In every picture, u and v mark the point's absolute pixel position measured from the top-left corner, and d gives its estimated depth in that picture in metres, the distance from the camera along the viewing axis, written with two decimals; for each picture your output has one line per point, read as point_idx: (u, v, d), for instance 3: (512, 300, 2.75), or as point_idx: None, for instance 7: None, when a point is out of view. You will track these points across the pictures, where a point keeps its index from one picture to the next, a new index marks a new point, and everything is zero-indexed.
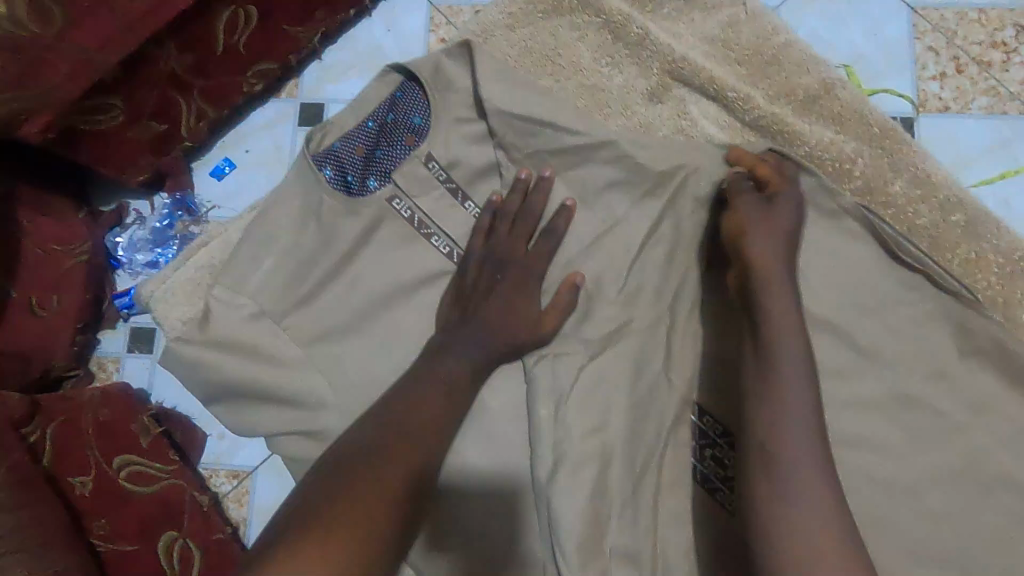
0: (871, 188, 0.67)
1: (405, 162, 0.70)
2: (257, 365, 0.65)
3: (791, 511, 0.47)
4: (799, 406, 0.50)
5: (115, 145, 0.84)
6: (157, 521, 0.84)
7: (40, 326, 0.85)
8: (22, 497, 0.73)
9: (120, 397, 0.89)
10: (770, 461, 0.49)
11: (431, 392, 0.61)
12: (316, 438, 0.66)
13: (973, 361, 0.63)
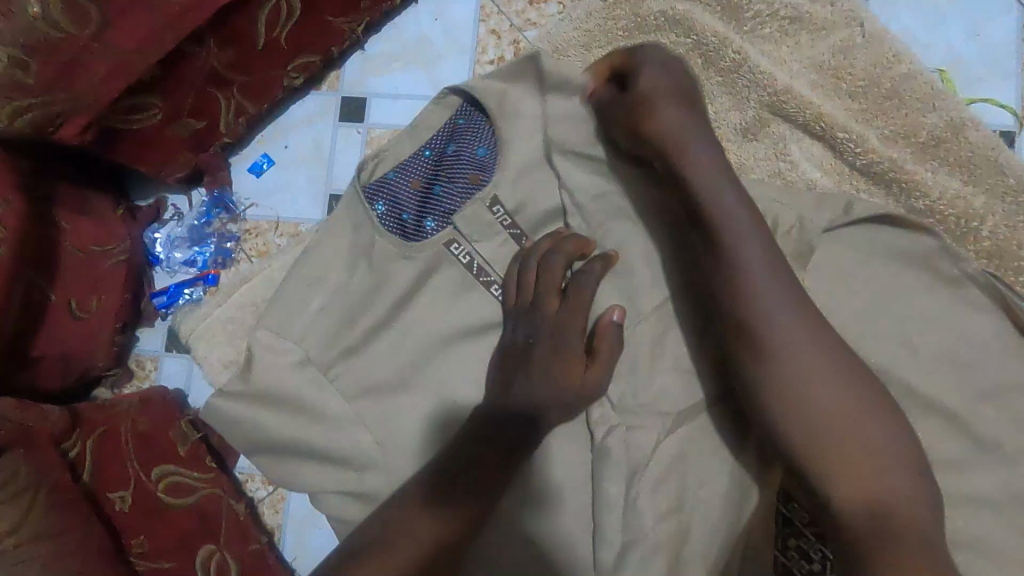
0: (1001, 251, 0.58)
1: (466, 206, 0.63)
2: (302, 420, 0.61)
3: (783, 376, 0.48)
4: (755, 266, 0.51)
5: (154, 143, 0.79)
6: (195, 535, 0.80)
7: (81, 330, 0.82)
8: (63, 522, 0.69)
9: (156, 404, 0.86)
10: (750, 335, 0.50)
11: (484, 467, 0.55)
12: (360, 498, 0.61)
13: None
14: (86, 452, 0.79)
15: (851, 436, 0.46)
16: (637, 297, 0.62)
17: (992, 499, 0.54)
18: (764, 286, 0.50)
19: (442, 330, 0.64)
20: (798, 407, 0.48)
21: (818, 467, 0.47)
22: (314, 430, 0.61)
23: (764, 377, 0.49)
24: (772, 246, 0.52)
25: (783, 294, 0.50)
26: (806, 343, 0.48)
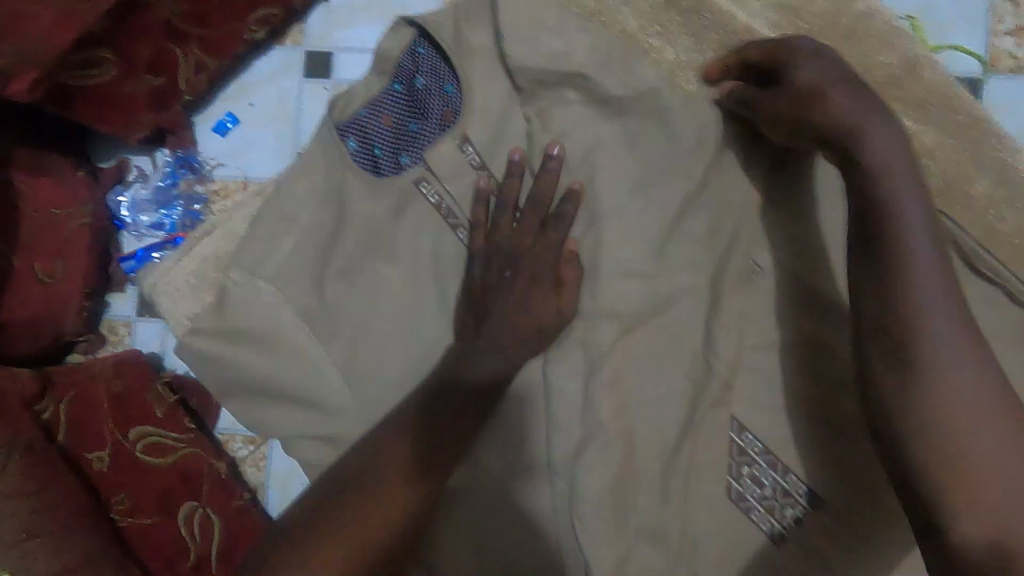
0: (951, 187, 0.59)
1: (439, 141, 0.61)
2: (265, 365, 0.61)
3: (929, 380, 0.42)
4: (925, 269, 0.44)
5: (110, 101, 0.77)
6: (177, 493, 0.81)
7: (50, 295, 0.81)
8: (38, 477, 0.70)
9: (132, 366, 0.86)
10: (902, 342, 0.44)
11: (445, 417, 0.56)
12: (332, 443, 0.62)
13: None
14: (60, 415, 0.80)
15: (990, 458, 0.40)
16: (597, 239, 0.60)
17: None
18: (924, 288, 0.44)
19: (402, 278, 0.62)
20: (934, 413, 0.42)
21: (941, 488, 0.41)
22: (280, 371, 0.61)
23: (905, 376, 0.43)
24: (942, 254, 0.46)
25: (944, 301, 0.44)
26: (967, 363, 0.42)
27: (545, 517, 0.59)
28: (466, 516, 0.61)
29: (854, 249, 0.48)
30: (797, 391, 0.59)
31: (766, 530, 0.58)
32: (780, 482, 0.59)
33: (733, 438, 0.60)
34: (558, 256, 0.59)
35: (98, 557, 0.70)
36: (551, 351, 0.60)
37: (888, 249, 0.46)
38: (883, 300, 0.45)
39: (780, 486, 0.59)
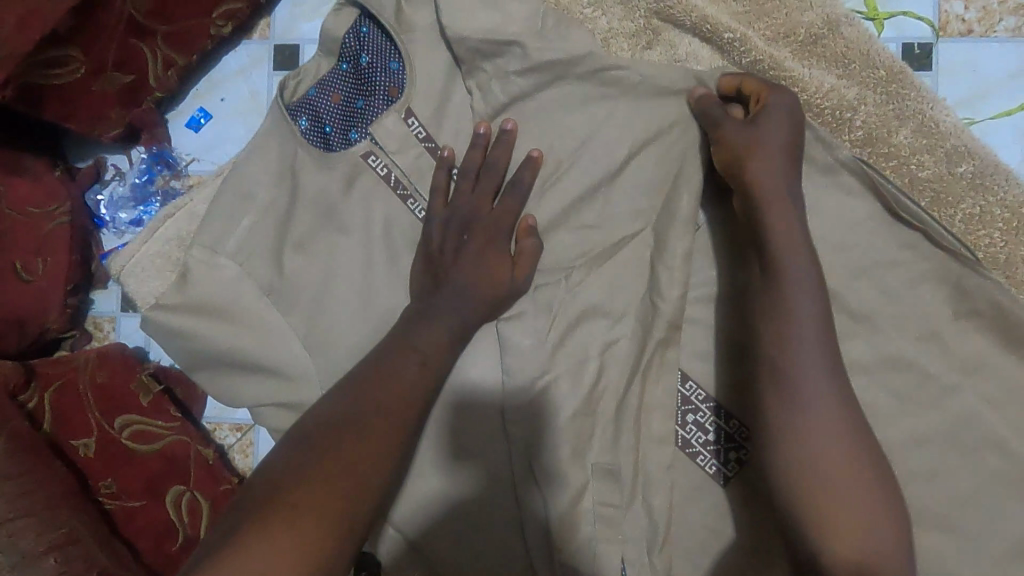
0: (872, 138, 0.62)
1: (384, 116, 0.64)
2: (229, 337, 0.64)
3: (797, 423, 0.51)
4: (809, 328, 0.52)
5: (80, 97, 0.79)
6: (163, 477, 0.84)
7: (31, 292, 0.83)
8: (24, 463, 0.73)
9: (115, 358, 0.89)
10: (786, 386, 0.51)
11: (412, 380, 0.57)
12: (297, 409, 0.65)
13: (970, 324, 0.60)
14: (46, 404, 0.83)
15: (842, 486, 0.49)
16: (542, 203, 0.63)
17: (863, 363, 0.61)
18: (806, 343, 0.52)
19: (357, 248, 0.65)
20: (804, 447, 0.50)
21: (807, 509, 0.50)
22: (243, 341, 0.64)
23: (781, 418, 0.52)
24: (825, 312, 0.53)
25: (821, 354, 0.52)
26: (834, 409, 0.50)
27: (506, 469, 0.63)
28: (431, 477, 0.64)
29: (758, 293, 0.55)
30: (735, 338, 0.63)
31: (713, 472, 0.63)
32: (724, 427, 0.63)
33: (681, 389, 0.64)
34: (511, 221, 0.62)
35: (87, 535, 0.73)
36: (505, 314, 0.62)
37: (783, 301, 0.53)
38: (775, 349, 0.52)
39: (724, 431, 0.63)
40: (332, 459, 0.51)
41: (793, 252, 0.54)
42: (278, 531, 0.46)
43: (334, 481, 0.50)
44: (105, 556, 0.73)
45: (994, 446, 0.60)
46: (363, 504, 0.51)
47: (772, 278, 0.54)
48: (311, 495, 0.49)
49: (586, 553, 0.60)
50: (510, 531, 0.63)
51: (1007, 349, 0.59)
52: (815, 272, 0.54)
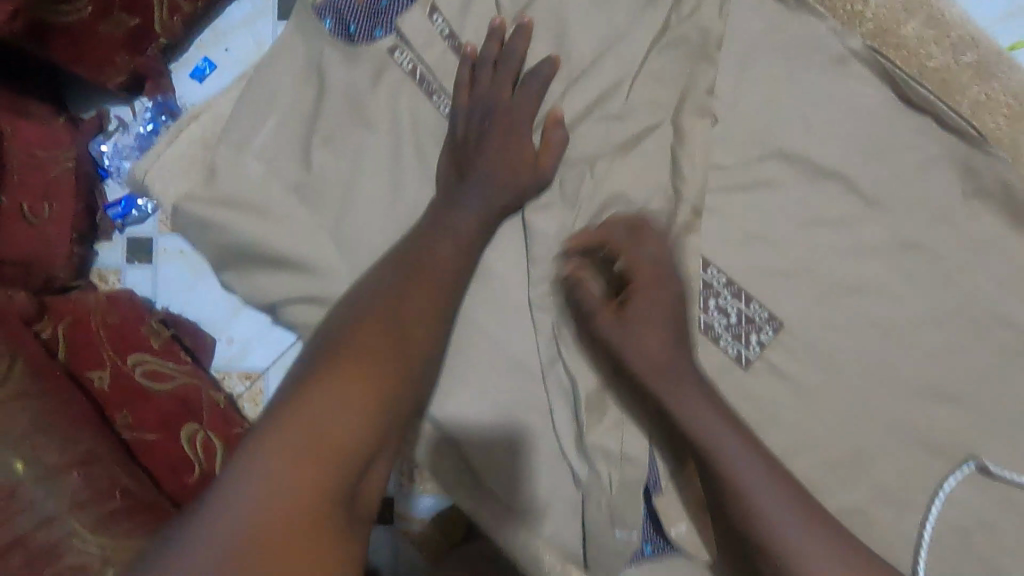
0: (882, 30, 0.64)
1: (409, 12, 0.65)
2: (259, 231, 0.64)
3: (773, 536, 0.52)
4: (743, 460, 0.54)
5: (89, 40, 0.80)
6: (179, 415, 0.85)
7: (38, 236, 0.86)
8: (50, 382, 0.74)
9: (125, 303, 0.91)
10: (755, 522, 0.52)
11: (447, 257, 0.58)
12: (326, 304, 0.66)
13: (979, 204, 0.62)
14: (56, 334, 0.82)
15: None
16: (565, 97, 0.65)
17: (878, 246, 0.63)
18: (745, 463, 0.54)
19: (383, 144, 0.66)
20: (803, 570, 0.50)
21: None
22: (273, 236, 0.65)
23: (753, 529, 0.53)
24: (750, 441, 0.56)
25: (761, 469, 0.54)
26: (801, 525, 0.52)
27: (534, 357, 0.65)
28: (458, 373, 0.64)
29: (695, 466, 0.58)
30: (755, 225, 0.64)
31: (735, 356, 0.64)
32: (744, 311, 0.64)
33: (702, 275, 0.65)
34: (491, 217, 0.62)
35: (104, 454, 0.73)
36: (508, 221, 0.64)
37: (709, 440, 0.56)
38: (730, 498, 0.54)
39: (744, 315, 0.64)
40: (373, 326, 0.51)
41: (704, 400, 0.57)
42: (346, 375, 0.47)
43: (378, 360, 0.49)
44: (131, 482, 0.73)
45: (1001, 321, 0.63)
46: (409, 381, 0.51)
47: (692, 436, 0.57)
48: (367, 356, 0.49)
49: (615, 432, 0.62)
50: (539, 418, 0.64)
51: (1012, 228, 0.62)
52: (724, 413, 0.57)
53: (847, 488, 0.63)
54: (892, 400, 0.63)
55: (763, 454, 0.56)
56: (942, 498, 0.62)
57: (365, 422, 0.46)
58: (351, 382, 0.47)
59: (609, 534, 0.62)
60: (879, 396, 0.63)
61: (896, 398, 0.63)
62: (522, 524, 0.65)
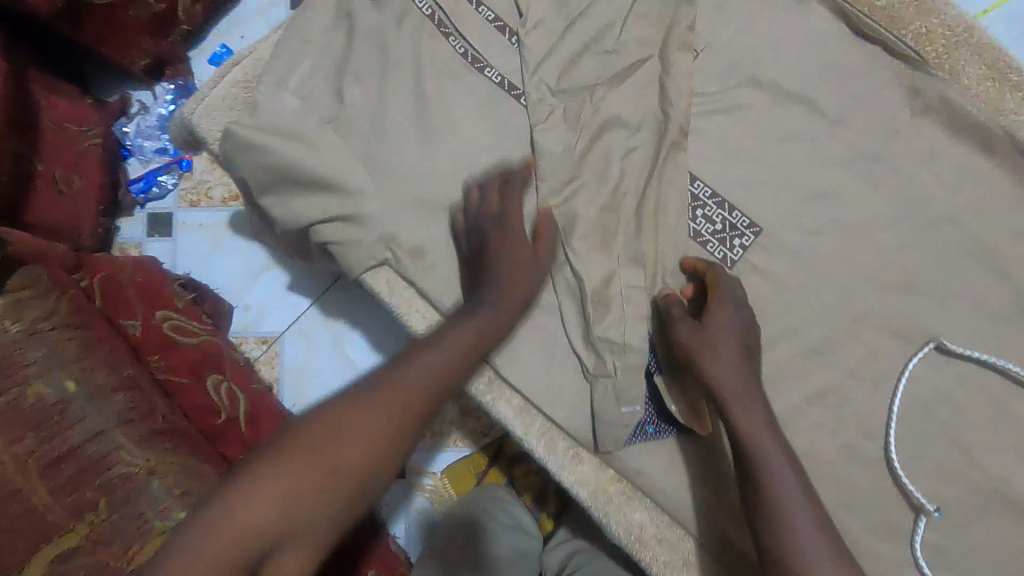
0: None
1: None
2: (298, 155, 0.72)
3: (788, 531, 0.58)
4: (778, 460, 0.61)
5: (123, 27, 1.14)
6: (202, 366, 1.03)
7: (70, 204, 1.16)
8: (74, 320, 0.85)
9: (151, 266, 1.10)
10: (776, 518, 0.59)
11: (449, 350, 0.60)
12: (356, 222, 0.73)
13: (926, 120, 0.72)
14: (95, 286, 1.00)
15: None
16: (566, 35, 0.74)
17: (842, 158, 0.72)
18: (775, 462, 0.61)
19: (407, 79, 0.75)
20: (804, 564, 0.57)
21: None
22: (310, 159, 0.72)
23: (776, 535, 0.59)
24: (787, 448, 0.62)
25: (782, 458, 0.61)
26: (812, 525, 0.58)
27: None
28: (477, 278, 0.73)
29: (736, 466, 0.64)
30: (734, 143, 0.74)
31: (721, 259, 0.73)
32: (727, 218, 0.73)
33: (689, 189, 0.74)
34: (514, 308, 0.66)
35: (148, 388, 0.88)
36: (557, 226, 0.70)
37: (751, 439, 0.62)
38: (759, 488, 0.61)
39: (728, 222, 0.73)
40: (352, 392, 0.54)
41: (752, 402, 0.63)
42: (296, 458, 0.50)
43: (344, 446, 0.52)
44: (165, 411, 0.88)
45: (952, 221, 0.71)
46: (382, 454, 0.53)
47: (738, 435, 0.63)
48: (331, 445, 0.52)
49: (619, 324, 0.70)
50: (549, 317, 0.72)
51: (956, 139, 0.72)
52: (767, 414, 0.64)
53: (824, 369, 0.71)
54: (860, 293, 0.72)
55: (787, 451, 0.62)
56: (908, 378, 0.70)
57: (286, 509, 0.49)
58: (299, 471, 0.50)
59: (616, 410, 0.69)
60: (848, 290, 0.72)
61: (864, 291, 0.72)
62: (537, 411, 0.72)
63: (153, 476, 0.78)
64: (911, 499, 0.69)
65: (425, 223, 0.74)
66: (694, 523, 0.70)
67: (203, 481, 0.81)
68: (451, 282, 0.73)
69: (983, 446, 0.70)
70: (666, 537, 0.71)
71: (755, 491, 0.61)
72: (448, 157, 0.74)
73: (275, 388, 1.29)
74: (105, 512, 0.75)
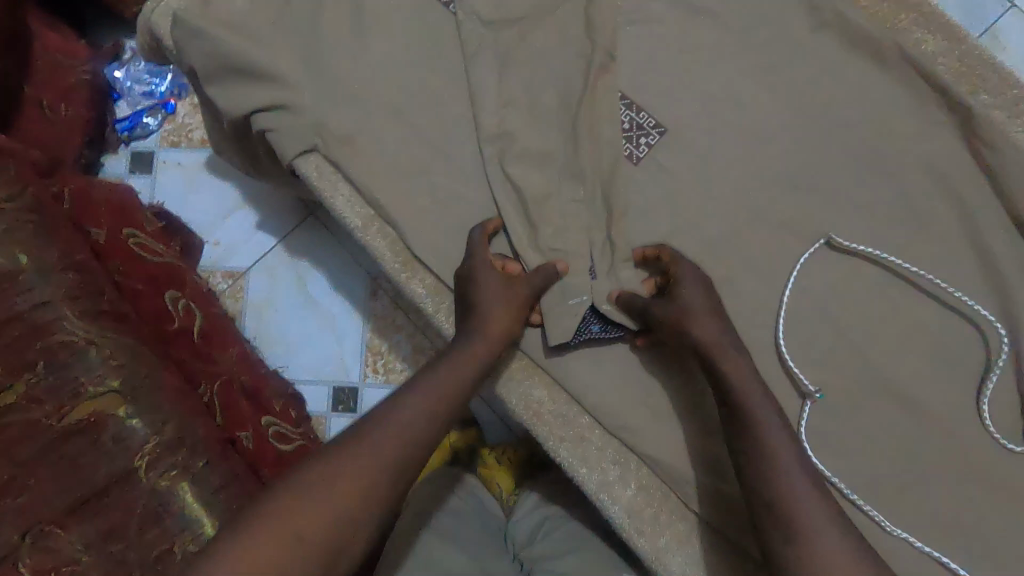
0: None
1: None
2: (243, 44, 0.77)
3: (771, 469, 0.57)
4: (758, 401, 0.60)
5: None
6: (164, 280, 1.02)
7: (56, 133, 1.20)
8: (33, 204, 0.84)
9: (122, 190, 1.10)
10: (762, 457, 0.58)
11: (421, 401, 0.62)
12: (293, 112, 0.78)
13: (822, 35, 0.78)
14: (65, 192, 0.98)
15: (828, 543, 0.53)
16: None
17: (743, 69, 0.79)
18: (758, 404, 0.60)
19: None
20: (791, 504, 0.55)
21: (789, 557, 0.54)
22: (254, 51, 0.77)
23: (765, 480, 0.57)
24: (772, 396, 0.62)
25: (759, 394, 0.61)
26: (797, 468, 0.57)
27: (465, 156, 0.79)
28: (402, 166, 0.79)
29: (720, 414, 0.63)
30: (645, 55, 0.81)
31: (627, 155, 0.78)
32: (635, 119, 0.79)
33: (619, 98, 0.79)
34: (494, 331, 0.69)
35: (102, 279, 0.87)
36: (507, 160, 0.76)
37: (718, 362, 0.63)
38: (738, 422, 0.60)
39: (635, 122, 0.79)
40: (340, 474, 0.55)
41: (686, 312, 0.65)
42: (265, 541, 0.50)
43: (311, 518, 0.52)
44: (114, 299, 0.87)
45: (846, 128, 0.76)
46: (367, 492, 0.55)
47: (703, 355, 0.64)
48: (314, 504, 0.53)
49: (533, 204, 0.75)
50: (467, 205, 0.78)
51: (850, 52, 0.77)
52: (727, 332, 0.65)
53: (719, 260, 0.75)
54: (759, 191, 0.76)
55: (758, 379, 0.62)
56: (799, 270, 0.74)
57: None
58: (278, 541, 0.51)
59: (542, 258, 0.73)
60: (749, 188, 0.76)
61: (764, 190, 0.76)
62: (448, 291, 0.76)
63: (94, 346, 0.78)
64: (797, 385, 0.72)
65: (356, 115, 0.80)
66: (588, 399, 0.74)
67: (142, 361, 0.83)
68: (376, 168, 0.78)
69: (869, 337, 0.72)
70: (562, 413, 0.74)
71: (745, 439, 0.59)
72: (383, 58, 0.81)
73: (239, 320, 1.29)
74: (43, 374, 0.74)
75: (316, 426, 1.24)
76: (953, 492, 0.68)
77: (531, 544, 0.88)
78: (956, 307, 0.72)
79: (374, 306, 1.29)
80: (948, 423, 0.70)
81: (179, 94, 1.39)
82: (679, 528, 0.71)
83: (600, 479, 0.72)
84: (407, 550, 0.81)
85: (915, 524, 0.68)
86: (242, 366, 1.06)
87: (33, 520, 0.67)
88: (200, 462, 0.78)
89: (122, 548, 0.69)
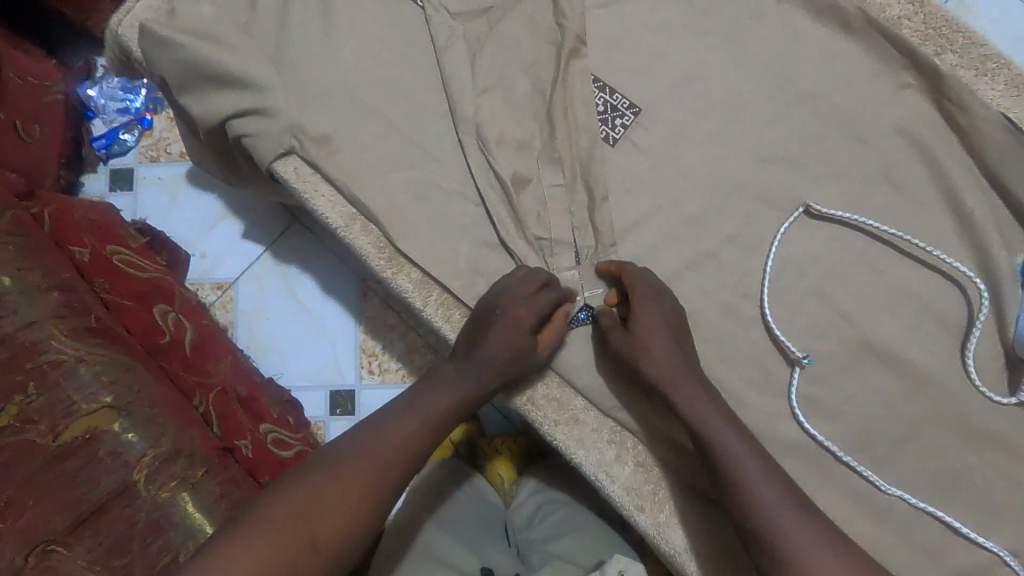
0: None
1: None
2: (211, 50, 0.76)
3: (729, 463, 0.61)
4: (699, 405, 0.65)
5: None
6: (151, 295, 1.01)
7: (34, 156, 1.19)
8: (13, 225, 0.84)
9: (105, 209, 1.09)
10: (715, 456, 0.62)
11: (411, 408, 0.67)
12: (266, 115, 0.78)
13: (789, 5, 0.79)
14: (45, 214, 0.99)
15: (793, 527, 0.57)
16: None
17: (713, 45, 0.80)
18: (700, 407, 0.65)
19: None
20: (754, 496, 0.59)
21: (762, 546, 0.58)
22: (222, 56, 0.77)
23: (726, 472, 0.61)
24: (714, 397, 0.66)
25: (702, 397, 0.65)
26: (752, 463, 0.61)
27: (443, 149, 0.79)
28: (381, 163, 0.79)
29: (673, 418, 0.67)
30: (616, 38, 0.81)
31: (604, 137, 0.79)
32: (609, 100, 0.80)
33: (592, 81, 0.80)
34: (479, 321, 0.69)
35: (88, 296, 0.87)
36: (486, 150, 0.76)
37: (657, 365, 0.66)
38: (689, 426, 0.64)
39: (609, 103, 0.80)
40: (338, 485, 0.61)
41: None
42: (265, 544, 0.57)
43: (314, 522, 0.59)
44: (100, 313, 0.86)
45: (817, 96, 0.77)
46: (362, 496, 0.61)
47: (649, 357, 0.67)
48: (309, 513, 0.59)
49: (513, 192, 0.75)
50: (447, 197, 0.78)
51: (816, 20, 0.78)
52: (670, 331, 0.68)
53: (701, 235, 0.76)
54: (736, 164, 0.77)
55: (699, 379, 0.67)
56: (780, 239, 0.75)
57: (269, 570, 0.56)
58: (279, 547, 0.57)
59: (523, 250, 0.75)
60: (726, 162, 0.77)
61: (741, 162, 0.77)
62: (435, 283, 0.77)
63: (83, 363, 0.78)
64: (786, 353, 0.72)
65: (330, 115, 0.79)
66: (579, 381, 0.75)
67: (134, 376, 0.82)
68: (354, 166, 0.78)
69: (852, 301, 0.73)
70: (554, 397, 0.75)
71: (696, 439, 0.64)
72: (353, 56, 0.81)
73: (230, 330, 1.29)
74: (35, 394, 0.73)
75: (314, 430, 1.24)
76: (944, 446, 0.69)
77: (529, 527, 0.89)
78: (935, 266, 0.73)
79: (365, 307, 1.28)
80: (935, 379, 0.71)
81: (155, 108, 1.38)
82: (679, 502, 0.72)
83: (598, 460, 0.73)
84: (410, 541, 0.83)
85: (908, 480, 0.69)
86: (237, 376, 1.05)
87: (36, 539, 0.66)
88: (200, 469, 0.80)
89: (124, 564, 0.69)
